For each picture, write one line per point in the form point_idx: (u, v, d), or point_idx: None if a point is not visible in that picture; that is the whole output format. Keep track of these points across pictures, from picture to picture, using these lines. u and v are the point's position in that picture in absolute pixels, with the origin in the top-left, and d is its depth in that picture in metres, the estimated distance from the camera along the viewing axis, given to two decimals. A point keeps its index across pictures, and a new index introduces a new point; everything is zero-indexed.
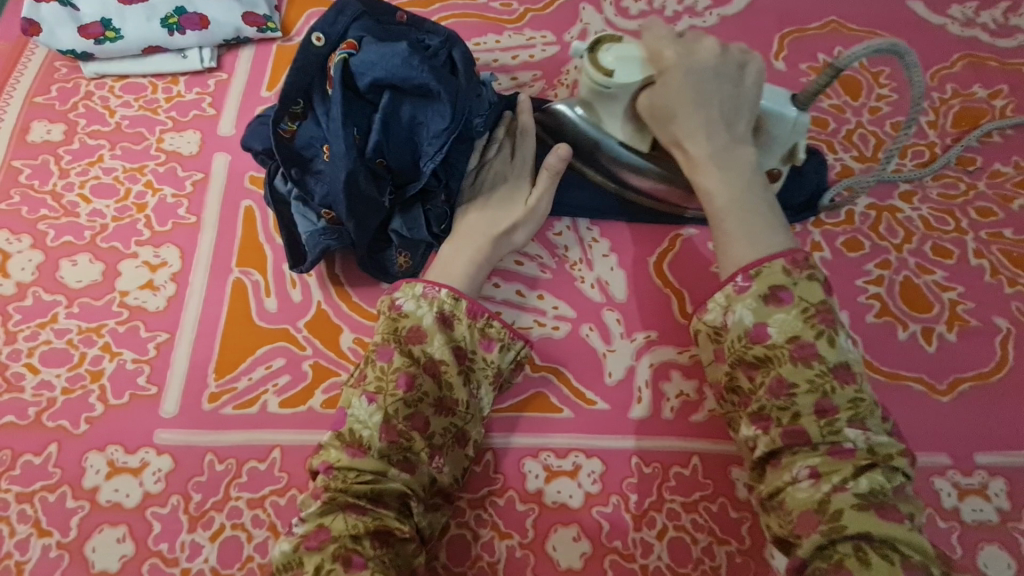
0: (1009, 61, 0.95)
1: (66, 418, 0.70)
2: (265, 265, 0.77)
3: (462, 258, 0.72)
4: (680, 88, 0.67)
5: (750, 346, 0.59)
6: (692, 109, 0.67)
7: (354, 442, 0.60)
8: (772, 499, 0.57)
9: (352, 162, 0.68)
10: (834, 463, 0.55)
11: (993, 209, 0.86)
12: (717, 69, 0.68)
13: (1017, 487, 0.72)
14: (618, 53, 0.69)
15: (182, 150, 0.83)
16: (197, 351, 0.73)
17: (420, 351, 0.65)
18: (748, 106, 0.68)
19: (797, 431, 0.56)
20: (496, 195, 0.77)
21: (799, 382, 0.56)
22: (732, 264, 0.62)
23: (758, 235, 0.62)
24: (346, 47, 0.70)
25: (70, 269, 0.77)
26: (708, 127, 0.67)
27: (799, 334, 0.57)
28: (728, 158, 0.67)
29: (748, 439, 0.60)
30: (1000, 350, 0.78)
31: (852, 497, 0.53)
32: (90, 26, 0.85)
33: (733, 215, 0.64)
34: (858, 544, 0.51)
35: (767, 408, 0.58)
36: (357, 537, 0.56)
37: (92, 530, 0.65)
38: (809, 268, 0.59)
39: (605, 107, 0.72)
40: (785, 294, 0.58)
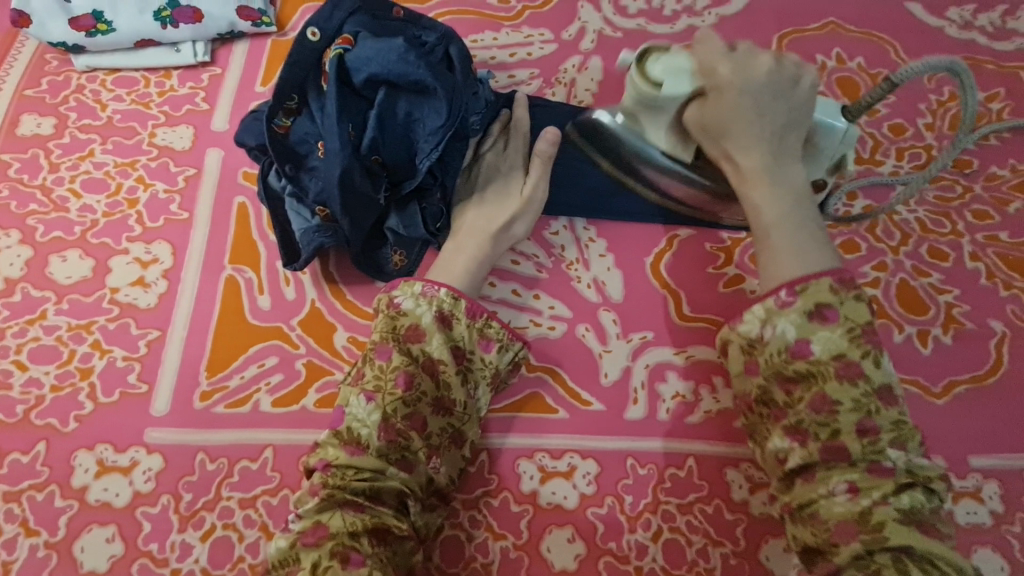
0: (1006, 64, 0.95)
1: (55, 416, 0.69)
2: (258, 262, 0.76)
3: (465, 254, 0.72)
4: (735, 103, 0.63)
5: (791, 360, 0.58)
6: (747, 125, 0.63)
7: (352, 441, 0.60)
8: (804, 510, 0.57)
9: (347, 159, 0.67)
10: (873, 479, 0.55)
11: (989, 212, 0.86)
12: (772, 82, 0.64)
13: (1011, 490, 0.72)
14: (666, 64, 0.64)
15: (174, 145, 0.82)
16: (189, 349, 0.72)
17: (419, 350, 0.64)
18: (803, 121, 0.65)
19: (837, 447, 0.55)
20: (495, 189, 0.76)
21: (843, 402, 0.56)
22: (778, 284, 0.61)
23: (806, 251, 0.61)
24: (342, 42, 0.69)
25: (60, 264, 0.76)
26: (761, 142, 0.64)
27: (844, 353, 0.57)
28: (779, 175, 0.64)
29: (780, 450, 0.59)
30: (995, 352, 0.78)
31: (894, 511, 0.53)
32: (81, 18, 0.83)
33: (780, 232, 0.63)
34: (898, 556, 0.51)
35: (806, 422, 0.57)
36: (355, 534, 0.56)
37: (81, 530, 0.65)
38: (856, 288, 0.59)
39: (651, 118, 0.67)
40: (831, 312, 0.58)
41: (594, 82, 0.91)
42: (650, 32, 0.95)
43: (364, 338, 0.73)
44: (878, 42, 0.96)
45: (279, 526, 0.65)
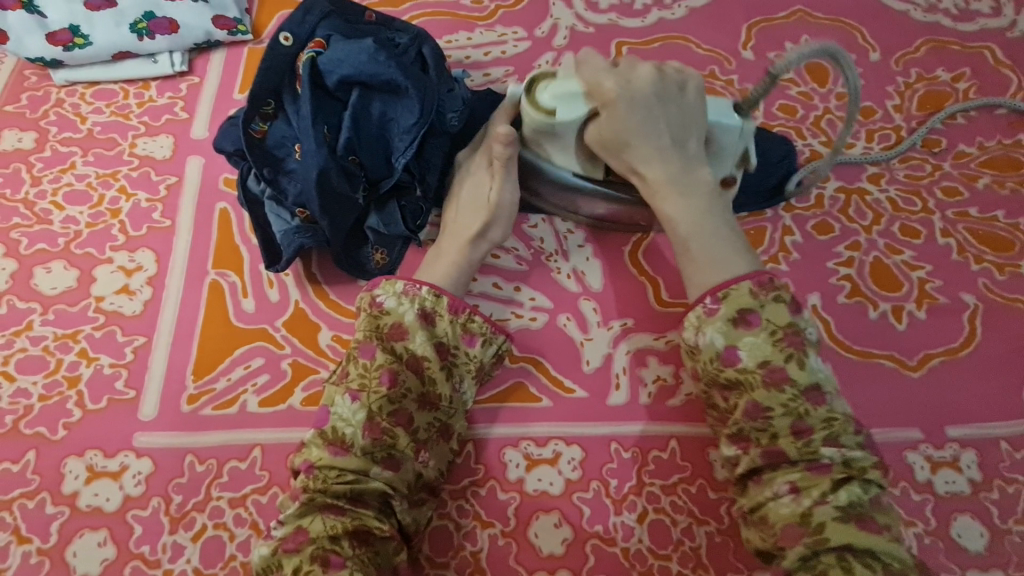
0: (970, 44, 0.97)
1: (44, 424, 0.70)
2: (242, 265, 0.78)
3: (443, 260, 0.72)
4: (627, 115, 0.65)
5: (723, 368, 0.59)
6: (642, 138, 0.65)
7: (336, 440, 0.60)
8: (755, 514, 0.58)
9: (324, 160, 0.69)
10: (813, 478, 0.56)
11: (959, 188, 0.88)
12: (658, 90, 0.66)
13: (987, 458, 0.73)
14: (555, 91, 0.67)
15: (155, 154, 0.83)
16: (174, 354, 0.73)
17: (402, 348, 0.65)
18: (696, 125, 0.66)
19: (775, 451, 0.57)
20: (469, 194, 0.75)
21: (774, 407, 0.57)
22: (698, 287, 0.62)
23: (725, 257, 0.62)
24: (315, 46, 0.71)
25: (45, 276, 0.76)
26: (663, 151, 0.66)
27: (768, 359, 0.57)
28: (686, 182, 0.65)
29: (730, 458, 0.60)
30: (968, 325, 0.80)
31: (832, 509, 0.54)
32: (59, 33, 0.85)
33: (696, 241, 0.63)
34: (841, 555, 0.52)
35: (745, 430, 0.58)
36: (335, 537, 0.56)
37: (73, 535, 0.65)
38: (775, 290, 0.59)
39: (552, 145, 0.71)
40: (753, 316, 0.58)
41: None
42: (622, 26, 0.97)
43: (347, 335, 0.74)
44: (845, 28, 0.98)
45: (268, 523, 0.66)
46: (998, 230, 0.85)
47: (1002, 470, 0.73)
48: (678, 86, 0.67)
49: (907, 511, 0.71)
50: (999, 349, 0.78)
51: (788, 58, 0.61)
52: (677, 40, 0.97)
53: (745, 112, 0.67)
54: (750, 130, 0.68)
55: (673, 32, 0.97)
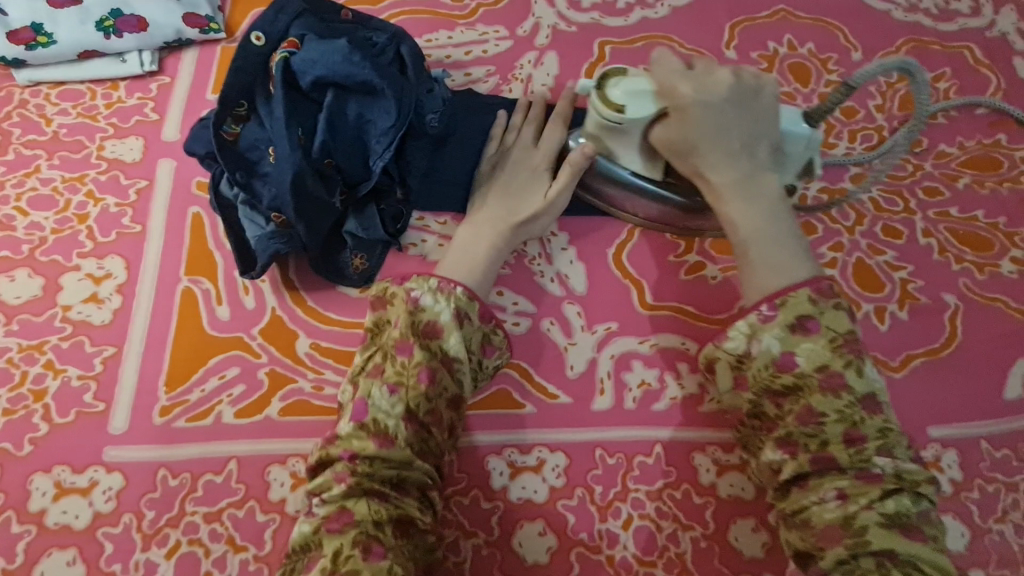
0: (950, 44, 0.98)
1: (8, 440, 0.67)
2: (216, 272, 0.75)
3: (483, 245, 0.72)
4: (699, 122, 0.65)
5: (777, 374, 0.58)
6: (714, 139, 0.65)
7: (379, 433, 0.58)
8: (796, 517, 0.56)
9: (298, 163, 0.66)
10: (861, 486, 0.54)
11: (940, 188, 0.88)
12: (736, 94, 0.66)
13: (968, 458, 0.74)
14: (626, 88, 0.67)
15: (124, 157, 0.81)
16: (146, 365, 0.71)
17: (437, 345, 0.62)
18: (768, 132, 0.66)
19: (825, 457, 0.56)
20: (517, 185, 0.76)
21: (828, 413, 0.56)
22: (756, 292, 0.62)
23: (785, 262, 0.62)
24: (288, 46, 0.69)
25: (8, 285, 0.74)
26: (732, 156, 0.65)
27: (827, 364, 0.57)
28: (752, 188, 0.65)
29: (773, 462, 0.58)
30: (949, 325, 0.80)
31: (879, 517, 0.53)
32: (20, 31, 0.81)
33: (757, 246, 0.63)
34: (881, 561, 0.51)
35: (794, 434, 0.57)
36: (379, 522, 0.54)
37: (41, 554, 0.63)
38: (835, 298, 0.59)
39: (616, 140, 0.71)
40: (812, 323, 0.58)
41: (550, 77, 0.92)
42: (604, 25, 0.96)
43: (326, 343, 0.72)
44: (827, 28, 0.98)
45: (246, 538, 0.64)
46: (979, 230, 0.86)
47: (982, 469, 0.73)
48: (756, 92, 0.66)
49: None
50: (979, 349, 0.79)
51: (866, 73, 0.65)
52: (660, 39, 0.96)
53: (816, 120, 0.67)
54: (818, 141, 0.68)
55: (656, 32, 0.96)
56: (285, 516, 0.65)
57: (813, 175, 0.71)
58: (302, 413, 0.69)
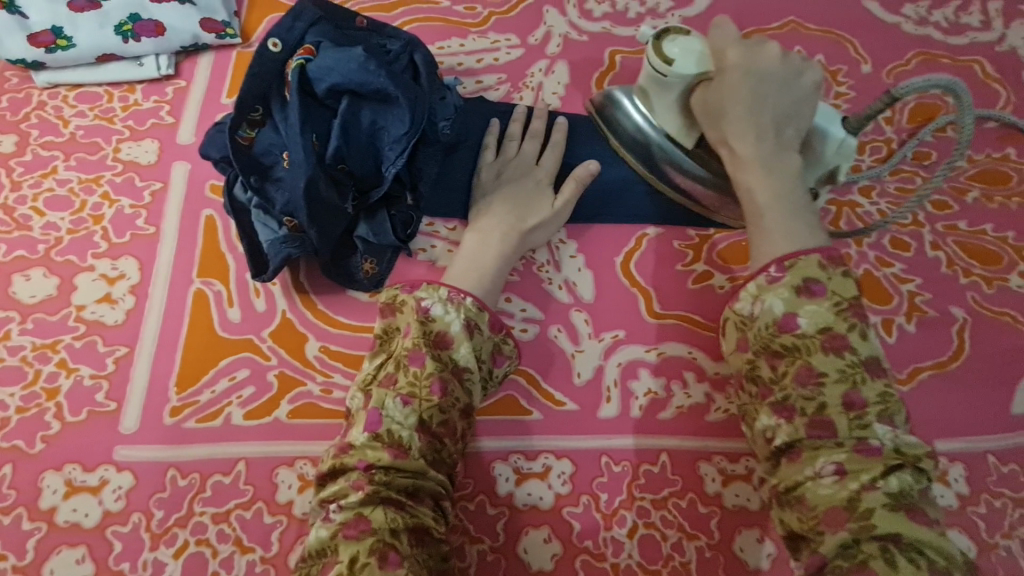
0: (960, 58, 0.98)
1: (21, 438, 0.68)
2: (228, 274, 0.76)
3: (492, 251, 0.73)
4: (736, 90, 0.67)
5: (778, 334, 0.59)
6: (746, 110, 0.67)
7: (393, 443, 0.58)
8: (790, 494, 0.55)
9: (312, 169, 0.67)
10: (860, 460, 0.53)
11: (948, 202, 0.88)
12: (779, 72, 0.67)
13: (975, 473, 0.74)
14: (682, 46, 0.71)
15: (140, 159, 0.82)
16: (157, 365, 0.71)
17: (447, 356, 0.62)
18: (803, 114, 0.67)
19: (823, 422, 0.55)
20: (524, 196, 0.77)
21: (828, 373, 0.56)
22: (765, 256, 0.63)
23: (797, 231, 0.63)
24: (304, 52, 0.70)
25: (24, 284, 0.75)
26: (761, 129, 0.67)
27: (830, 325, 0.57)
28: (775, 161, 0.67)
29: (767, 429, 0.58)
30: (956, 338, 0.80)
31: (882, 496, 0.51)
32: (41, 34, 0.83)
33: (771, 214, 0.65)
34: (884, 546, 0.49)
35: (792, 398, 0.57)
36: (395, 531, 0.53)
37: (51, 551, 0.64)
38: (843, 266, 0.60)
39: (659, 95, 0.74)
40: (818, 286, 0.59)
41: (561, 86, 0.93)
42: (615, 35, 0.97)
43: (335, 346, 0.73)
44: (837, 40, 0.99)
45: (253, 539, 0.65)
46: (987, 244, 0.86)
47: (989, 484, 0.73)
48: (799, 73, 0.67)
49: None
50: (987, 362, 0.79)
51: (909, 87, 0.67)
52: None
53: (852, 128, 0.69)
54: (851, 147, 0.70)
55: None
56: (292, 518, 0.66)
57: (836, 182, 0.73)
58: (311, 416, 0.70)
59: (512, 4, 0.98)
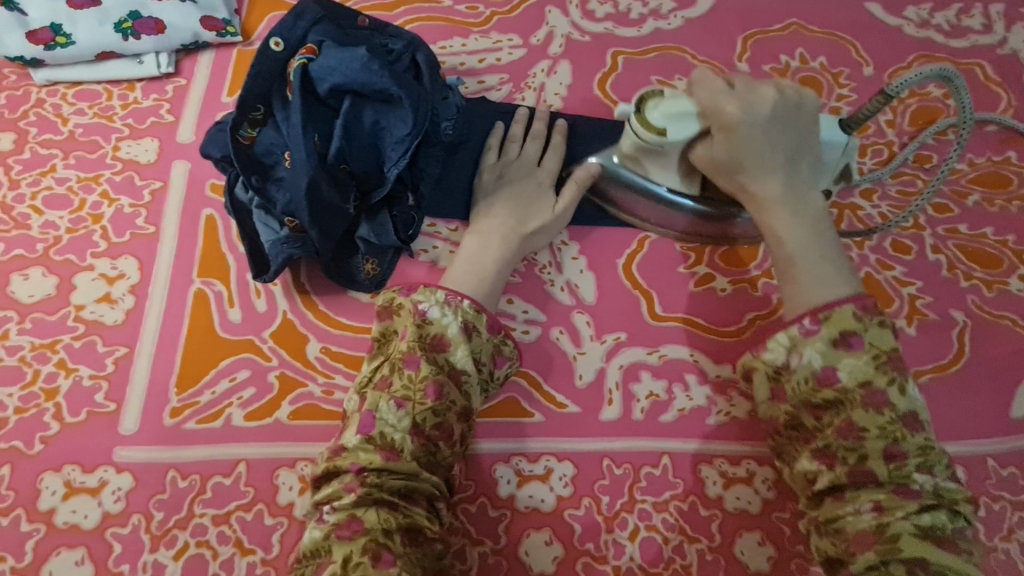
0: (961, 60, 0.98)
1: (19, 438, 0.67)
2: (228, 274, 0.76)
3: (491, 255, 0.73)
4: (746, 139, 0.65)
5: (818, 388, 0.58)
6: (758, 154, 0.65)
7: (385, 446, 0.58)
8: (829, 525, 0.56)
9: (314, 169, 0.67)
10: (898, 499, 0.54)
11: (949, 205, 0.88)
12: (781, 109, 0.65)
13: (974, 476, 0.74)
14: (666, 111, 0.67)
15: (139, 158, 0.81)
16: (157, 366, 0.71)
17: (444, 359, 0.62)
18: (810, 146, 0.66)
19: (865, 471, 0.55)
20: (525, 198, 0.76)
21: (869, 428, 0.56)
22: (801, 306, 0.61)
23: (831, 278, 0.61)
24: (306, 52, 0.70)
25: (22, 283, 0.74)
26: (776, 170, 0.65)
27: (870, 380, 0.57)
28: (797, 203, 0.65)
29: (808, 472, 0.58)
30: (957, 341, 0.80)
31: (913, 527, 0.53)
32: (39, 31, 0.82)
33: (805, 262, 0.63)
34: (912, 569, 0.51)
35: (833, 446, 0.57)
36: (388, 532, 0.54)
37: (50, 553, 0.63)
38: (879, 314, 0.59)
39: (655, 161, 0.71)
40: (856, 339, 0.58)
41: (563, 86, 0.92)
42: (617, 35, 0.97)
43: (337, 347, 0.73)
44: (839, 42, 0.99)
45: (254, 541, 0.65)
46: (987, 247, 0.86)
47: (988, 487, 0.74)
48: (799, 106, 0.65)
49: None
50: (989, 366, 0.79)
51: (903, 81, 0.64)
52: (673, 50, 0.96)
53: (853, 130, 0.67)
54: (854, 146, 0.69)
55: (668, 43, 0.97)
56: (293, 520, 0.65)
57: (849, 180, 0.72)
58: (312, 417, 0.70)
59: (514, 4, 0.97)
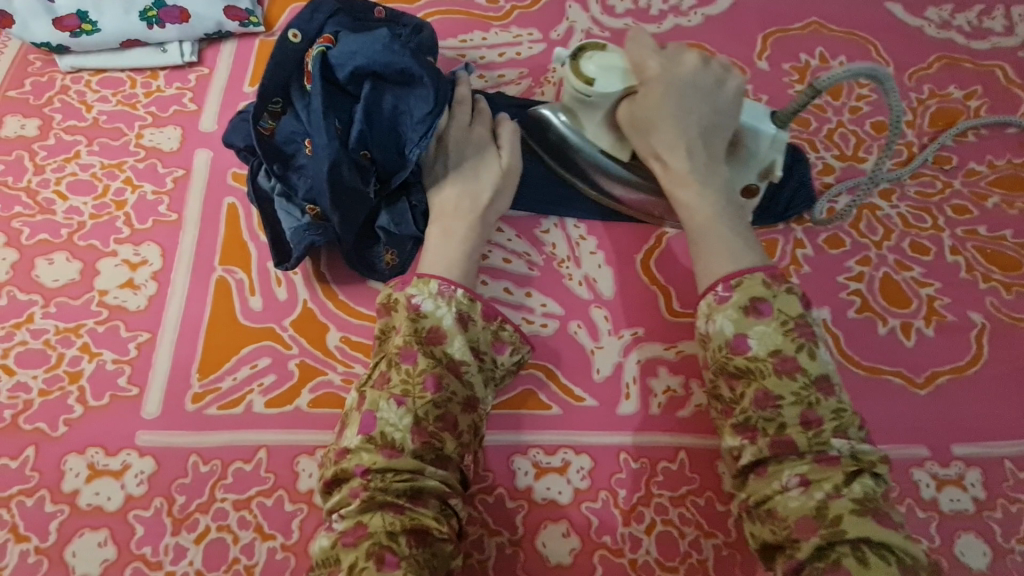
0: (983, 62, 0.98)
1: (44, 420, 0.68)
2: (249, 263, 0.76)
3: (455, 238, 0.71)
4: (661, 103, 0.69)
5: (731, 356, 0.59)
6: (672, 124, 0.69)
7: (387, 445, 0.58)
8: (762, 508, 0.56)
9: (335, 152, 0.67)
10: (823, 470, 0.55)
11: (968, 207, 0.88)
12: (698, 84, 0.70)
13: (992, 477, 0.74)
14: (599, 62, 0.70)
15: (162, 146, 0.82)
16: (179, 351, 0.72)
17: (440, 351, 0.62)
18: (726, 125, 0.70)
19: (785, 441, 0.56)
20: (467, 167, 0.75)
21: (785, 395, 0.56)
22: (710, 276, 0.63)
23: (737, 248, 0.64)
24: (323, 41, 0.70)
25: (47, 267, 0.75)
26: (690, 142, 0.69)
27: (779, 348, 0.57)
28: (707, 175, 0.69)
29: (734, 448, 0.59)
30: (975, 344, 0.80)
31: (847, 502, 0.52)
32: (66, 18, 0.83)
33: (711, 231, 0.66)
34: (856, 545, 0.50)
35: (753, 419, 0.57)
36: (393, 533, 0.53)
37: (73, 535, 0.64)
38: (787, 283, 0.60)
39: (587, 116, 0.73)
40: (766, 305, 0.59)
41: None
42: (637, 32, 0.97)
43: (357, 337, 0.73)
44: (859, 42, 0.99)
45: (274, 527, 0.65)
46: (1006, 250, 0.86)
47: (1005, 489, 0.73)
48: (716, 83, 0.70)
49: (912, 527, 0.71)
50: (1006, 368, 0.79)
51: (834, 75, 0.64)
52: (693, 47, 0.96)
53: (784, 122, 0.68)
54: (784, 140, 0.70)
55: (688, 40, 0.97)
56: (313, 507, 0.66)
57: (773, 177, 0.73)
58: (332, 406, 0.70)
59: None
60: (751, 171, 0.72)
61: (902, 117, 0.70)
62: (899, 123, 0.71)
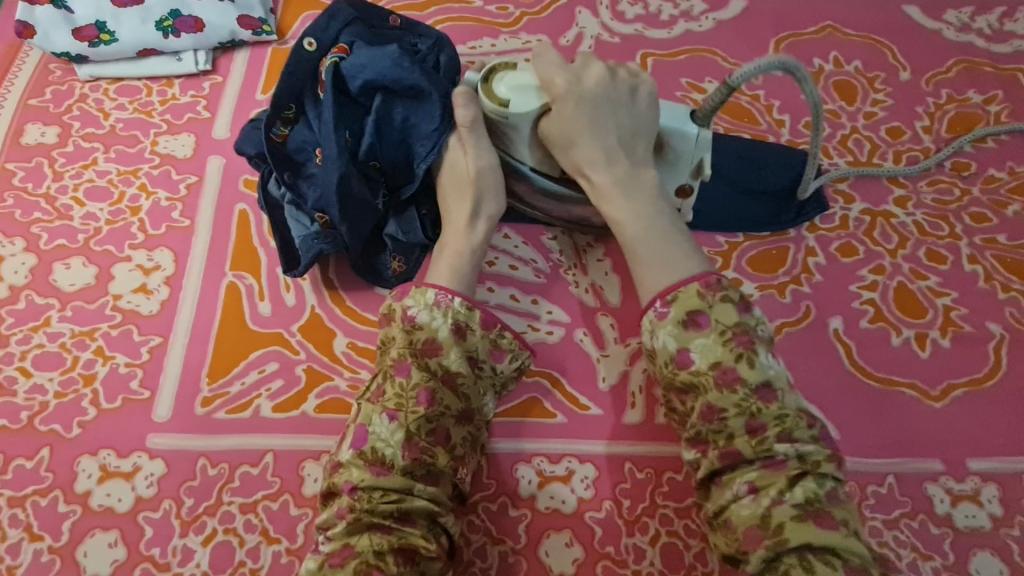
0: (1004, 66, 0.95)
1: (59, 422, 0.70)
2: (259, 268, 0.77)
3: (444, 255, 0.69)
4: (573, 118, 0.65)
5: (677, 371, 0.58)
6: (588, 138, 0.66)
7: (377, 461, 0.58)
8: (717, 518, 0.56)
9: (345, 165, 0.67)
10: (768, 476, 0.54)
11: (987, 214, 0.86)
12: (609, 93, 0.67)
13: (1010, 494, 0.72)
14: (511, 83, 0.67)
15: (176, 153, 0.83)
16: (190, 356, 0.73)
17: (436, 364, 0.61)
18: (646, 130, 0.67)
19: (731, 452, 0.56)
20: (444, 174, 0.72)
21: (728, 408, 0.56)
22: (648, 290, 0.61)
23: (671, 258, 0.62)
24: (338, 51, 0.70)
25: (64, 272, 0.77)
26: (608, 153, 0.66)
27: (720, 360, 0.56)
28: (632, 185, 0.66)
29: (689, 462, 0.59)
30: (993, 356, 0.78)
31: (790, 509, 0.52)
32: (85, 29, 0.85)
33: (643, 244, 0.63)
34: (802, 554, 0.51)
35: (702, 432, 0.57)
36: (380, 553, 0.54)
37: (84, 534, 0.65)
38: (722, 290, 0.58)
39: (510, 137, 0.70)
40: (703, 317, 0.57)
41: None
42: (647, 37, 0.96)
43: (366, 344, 0.74)
44: (875, 46, 0.97)
45: (279, 531, 0.66)
46: None
47: None
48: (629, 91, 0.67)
49: (923, 543, 0.70)
50: None
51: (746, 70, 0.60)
52: (704, 52, 0.95)
53: (704, 122, 0.64)
54: (709, 139, 0.66)
55: (699, 45, 0.96)
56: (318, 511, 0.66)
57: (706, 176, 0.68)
58: (338, 411, 0.71)
59: (545, 5, 0.98)
60: (680, 174, 0.68)
61: (821, 101, 0.68)
62: (819, 108, 0.68)
